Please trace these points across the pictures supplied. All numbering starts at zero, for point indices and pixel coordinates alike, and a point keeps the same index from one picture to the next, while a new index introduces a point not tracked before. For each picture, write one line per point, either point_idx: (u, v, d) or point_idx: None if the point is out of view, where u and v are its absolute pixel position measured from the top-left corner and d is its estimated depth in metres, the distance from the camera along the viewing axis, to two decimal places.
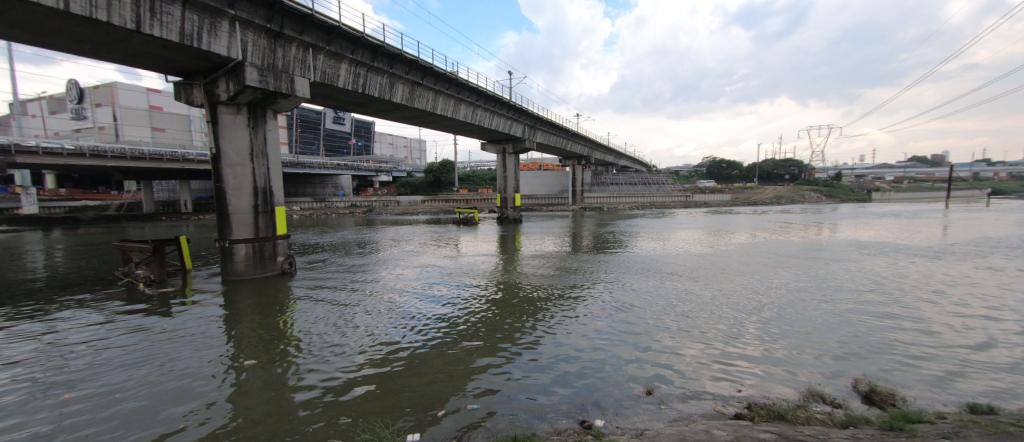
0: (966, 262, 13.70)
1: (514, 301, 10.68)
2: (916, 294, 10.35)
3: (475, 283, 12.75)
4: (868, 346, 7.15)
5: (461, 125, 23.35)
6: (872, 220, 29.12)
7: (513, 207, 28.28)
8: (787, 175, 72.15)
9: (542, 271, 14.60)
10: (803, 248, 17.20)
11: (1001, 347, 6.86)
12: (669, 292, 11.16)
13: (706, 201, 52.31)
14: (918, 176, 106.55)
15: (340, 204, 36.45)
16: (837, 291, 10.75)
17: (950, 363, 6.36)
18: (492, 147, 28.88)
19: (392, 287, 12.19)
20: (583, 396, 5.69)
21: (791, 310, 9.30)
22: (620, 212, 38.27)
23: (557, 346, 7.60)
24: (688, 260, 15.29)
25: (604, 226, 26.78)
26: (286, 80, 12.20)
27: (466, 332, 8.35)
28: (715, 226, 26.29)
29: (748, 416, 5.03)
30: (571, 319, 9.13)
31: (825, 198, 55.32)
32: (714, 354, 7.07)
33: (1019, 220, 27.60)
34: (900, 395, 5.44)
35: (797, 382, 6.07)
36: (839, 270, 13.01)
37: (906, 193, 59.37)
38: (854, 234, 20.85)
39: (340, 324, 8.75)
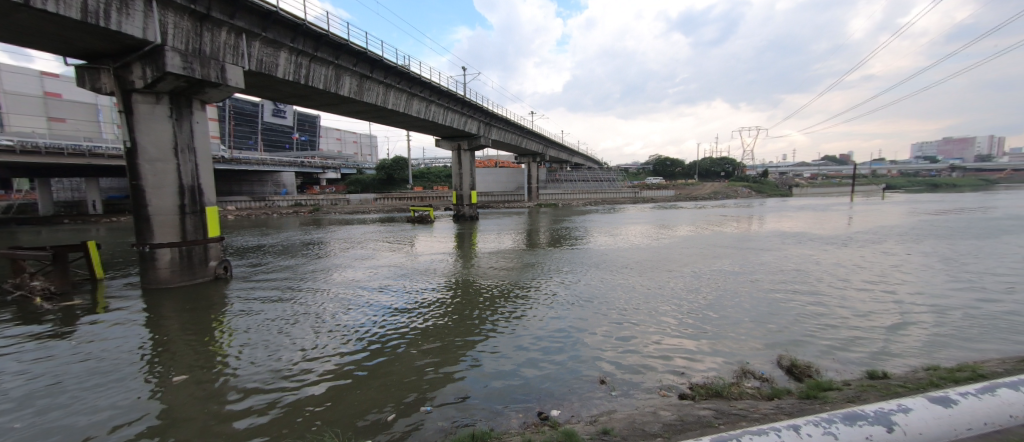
0: (864, 248, 15.84)
1: (471, 300, 10.61)
2: (827, 277, 11.77)
3: (431, 282, 12.52)
4: (788, 327, 8.01)
5: (414, 121, 22.72)
6: (791, 212, 32.57)
7: (470, 204, 28.12)
8: (722, 173, 78.57)
9: (499, 267, 14.70)
10: (735, 239, 18.82)
11: (890, 321, 8.02)
12: (617, 285, 11.74)
13: (653, 196, 55.43)
14: (830, 172, 120.72)
15: (283, 203, 34.09)
16: (763, 278, 11.92)
17: (854, 338, 7.30)
18: (448, 143, 28.41)
19: (342, 291, 11.62)
20: (540, 390, 5.81)
21: (725, 298, 10.12)
22: (575, 208, 39.52)
23: (515, 343, 7.68)
24: (635, 253, 16.19)
25: (559, 222, 27.48)
26: (216, 68, 11.12)
27: (424, 334, 8.16)
28: (660, 220, 28.00)
29: (690, 396, 5.42)
30: (528, 316, 9.29)
31: (755, 193, 61.05)
32: (659, 342, 7.55)
33: (904, 211, 32.40)
34: (815, 367, 6.14)
35: (732, 363, 6.62)
36: (764, 259, 14.40)
37: (819, 188, 67.20)
38: (776, 225, 23.24)
39: (285, 332, 8.16)
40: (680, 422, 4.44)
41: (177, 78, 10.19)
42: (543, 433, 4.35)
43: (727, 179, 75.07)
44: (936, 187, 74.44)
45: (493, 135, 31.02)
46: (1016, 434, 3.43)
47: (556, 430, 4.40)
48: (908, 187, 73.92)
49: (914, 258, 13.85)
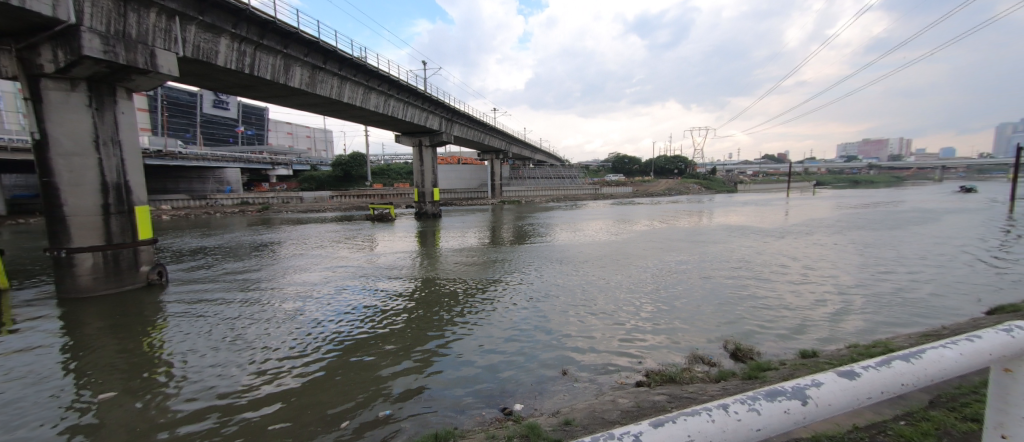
0: (798, 239, 17.39)
1: (434, 299, 10.39)
2: (766, 267, 12.79)
3: (391, 282, 12.17)
4: (732, 314, 8.64)
5: (372, 115, 21.91)
6: (735, 207, 35.04)
7: (432, 202, 27.62)
8: (676, 171, 82.94)
9: (462, 265, 14.55)
10: (685, 233, 19.94)
11: (818, 307, 8.87)
12: (578, 280, 12.04)
13: (612, 193, 57.43)
14: (770, 170, 131.03)
15: (227, 201, 31.70)
16: (710, 269, 12.74)
17: (788, 322, 8.00)
18: (409, 139, 27.70)
19: (294, 293, 10.98)
20: (502, 385, 5.85)
21: (677, 289, 10.72)
22: (538, 205, 40.08)
23: (478, 340, 7.65)
24: (594, 248, 16.71)
25: (523, 219, 27.79)
26: (144, 53, 10.06)
27: (384, 335, 7.91)
28: (619, 216, 29.08)
29: (646, 383, 5.68)
30: (490, 312, 9.30)
31: (705, 190, 65.08)
32: (618, 333, 7.83)
33: (832, 205, 35.81)
34: (756, 350, 6.70)
35: (684, 350, 7.04)
36: (711, 251, 15.39)
37: (761, 185, 72.76)
38: (722, 220, 24.87)
39: (230, 339, 7.58)
40: (636, 409, 4.64)
41: (97, 64, 9.13)
42: (506, 428, 4.38)
43: (680, 177, 79.21)
44: (857, 184, 83.19)
45: (455, 131, 30.61)
46: (917, 401, 3.92)
47: (519, 425, 4.44)
48: (835, 183, 81.85)
49: (838, 248, 15.42)
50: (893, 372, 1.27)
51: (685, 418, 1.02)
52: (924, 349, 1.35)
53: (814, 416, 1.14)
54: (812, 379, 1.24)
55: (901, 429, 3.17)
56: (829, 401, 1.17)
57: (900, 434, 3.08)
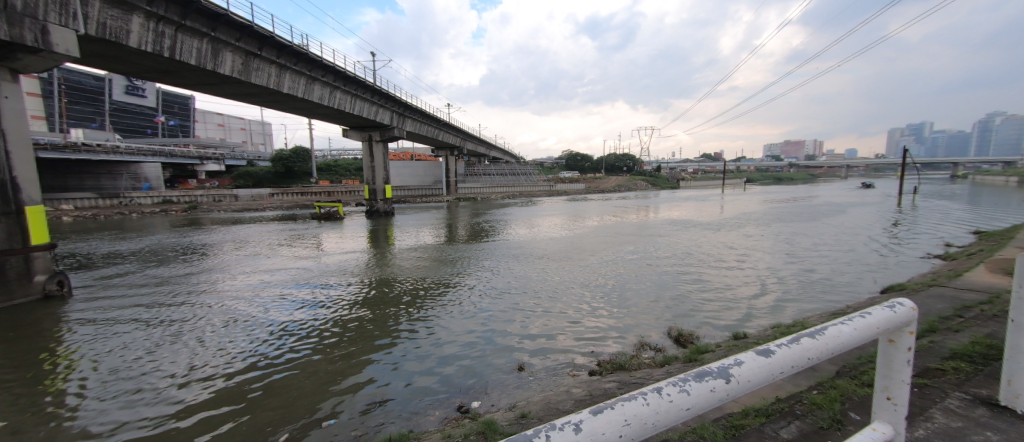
0: (732, 232, 18.96)
1: (387, 300, 10.05)
2: (704, 258, 13.81)
3: (341, 283, 11.58)
4: (675, 304, 9.23)
5: (316, 108, 20.61)
6: (678, 203, 37.24)
7: (384, 199, 26.55)
8: (625, 169, 86.86)
9: (417, 263, 14.21)
10: (632, 228, 20.84)
11: (749, 294, 9.73)
12: (533, 276, 12.22)
13: (566, 190, 58.77)
14: (709, 168, 141.32)
15: (146, 200, 28.32)
16: (656, 262, 13.52)
17: (722, 309, 8.70)
18: (358, 134, 26.42)
19: (230, 299, 10.09)
20: (457, 384, 5.82)
21: (625, 282, 11.24)
22: (494, 202, 40.14)
23: (434, 340, 7.54)
24: (549, 244, 17.09)
25: (479, 216, 27.64)
26: (34, 29, 8.58)
27: (333, 339, 7.53)
28: (572, 212, 29.81)
29: (598, 372, 5.92)
30: (446, 311, 9.20)
31: (651, 187, 68.96)
32: (572, 327, 8.06)
33: (761, 200, 39.46)
34: (696, 335, 7.24)
35: (633, 339, 7.39)
36: (655, 245, 16.25)
37: (701, 181, 78.47)
38: (666, 215, 26.28)
39: (153, 353, 6.82)
40: (589, 397, 4.79)
41: None
42: (462, 426, 4.33)
43: (628, 174, 82.74)
44: (781, 180, 92.24)
45: (408, 126, 29.65)
46: (827, 373, 4.42)
47: (476, 422, 4.41)
48: (763, 180, 90.40)
49: (765, 239, 17.03)
50: (800, 347, 1.40)
51: (622, 402, 1.02)
52: (824, 326, 1.50)
53: (734, 391, 1.22)
54: (735, 357, 1.31)
55: (813, 397, 3.56)
56: (750, 377, 1.25)
57: (812, 402, 3.47)
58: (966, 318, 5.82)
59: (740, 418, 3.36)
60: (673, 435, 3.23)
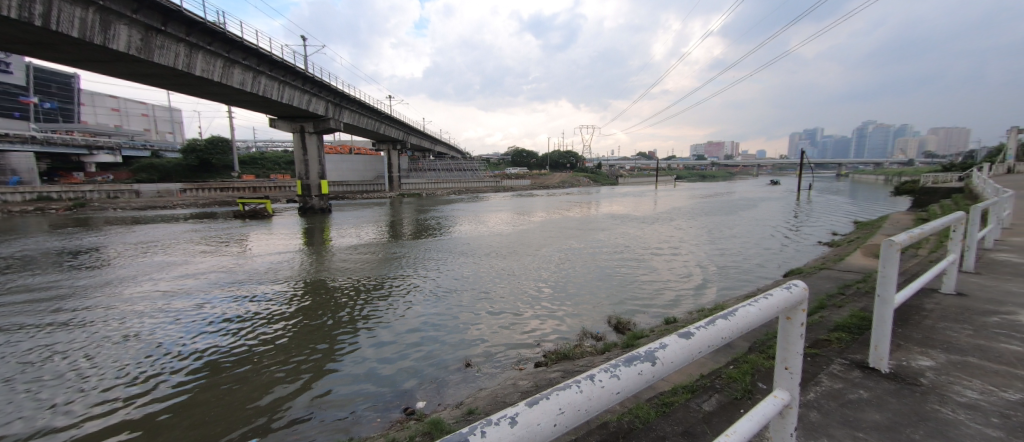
0: (665, 225, 20.49)
1: (325, 302, 9.41)
2: (640, 250, 14.78)
3: (272, 287, 10.61)
4: (615, 294, 9.74)
5: (238, 93, 18.52)
6: (617, 198, 39.20)
7: (319, 195, 24.72)
8: (569, 165, 90.01)
9: (359, 262, 13.49)
10: (576, 223, 21.59)
11: (678, 282, 10.60)
12: (481, 272, 12.19)
13: (512, 186, 59.28)
14: (645, 166, 150.92)
15: (17, 196, 23.66)
16: (597, 254, 14.18)
17: (656, 298, 9.35)
18: (288, 125, 24.32)
19: (130, 310, 8.73)
20: (404, 385, 5.64)
21: (569, 275, 11.68)
22: (440, 198, 39.30)
23: (376, 342, 7.22)
24: (497, 240, 17.18)
25: (425, 213, 26.96)
26: None
27: (262, 347, 6.87)
28: (518, 207, 30.20)
29: (544, 363, 6.06)
30: (392, 311, 8.84)
31: (592, 183, 72.16)
32: (518, 321, 8.16)
33: (689, 195, 43.26)
34: (632, 322, 7.71)
35: (576, 330, 7.67)
36: (596, 239, 16.97)
37: (637, 178, 83.65)
38: (606, 210, 27.51)
39: (23, 380, 5.69)
40: (534, 388, 4.87)
41: None
42: (408, 429, 4.20)
43: (570, 171, 85.24)
44: (705, 178, 101.07)
45: (346, 117, 27.85)
46: (741, 349, 4.95)
47: (422, 422, 4.30)
48: (691, 178, 98.85)
49: (692, 231, 18.65)
50: (715, 328, 1.54)
51: (557, 393, 1.03)
52: (735, 308, 1.67)
53: (659, 373, 1.30)
54: (662, 341, 1.40)
55: (729, 371, 3.95)
56: (673, 357, 1.34)
57: (729, 376, 3.84)
58: (846, 295, 6.88)
59: (669, 396, 3.61)
60: (611, 417, 3.37)
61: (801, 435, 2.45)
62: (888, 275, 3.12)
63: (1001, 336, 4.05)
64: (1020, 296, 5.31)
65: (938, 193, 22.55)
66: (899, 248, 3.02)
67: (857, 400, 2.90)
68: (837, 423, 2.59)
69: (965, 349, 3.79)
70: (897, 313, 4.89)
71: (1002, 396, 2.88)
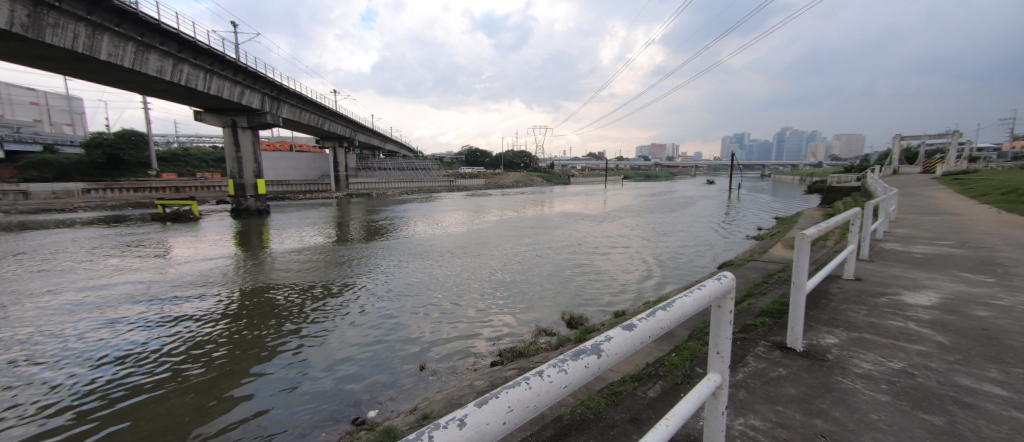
0: (613, 223, 21.47)
1: (264, 310, 8.70)
2: (591, 247, 15.34)
3: (200, 296, 9.59)
4: (567, 291, 10.03)
5: (155, 82, 16.51)
6: (569, 197, 40.33)
7: (255, 196, 22.75)
8: (522, 165, 91.05)
9: (303, 266, 12.66)
10: (530, 222, 21.95)
11: (627, 278, 11.13)
12: (436, 273, 11.95)
13: (465, 186, 58.70)
14: (595, 166, 156.97)
15: None
16: (551, 253, 14.52)
17: (607, 293, 9.75)
18: (218, 118, 22.12)
19: (16, 331, 7.43)
20: (355, 394, 5.39)
21: (523, 273, 11.85)
22: (392, 198, 37.96)
23: (323, 350, 6.81)
24: (452, 240, 16.98)
25: (375, 213, 25.91)
26: None
27: (189, 364, 6.17)
28: (473, 207, 30.13)
29: (499, 362, 6.06)
30: (341, 317, 8.39)
31: (545, 182, 73.61)
32: (473, 322, 8.10)
33: (635, 194, 45.66)
34: (585, 318, 7.97)
35: (531, 327, 7.79)
36: (548, 238, 17.33)
37: (587, 178, 86.61)
38: (559, 209, 28.26)
39: None
40: (489, 388, 4.87)
41: None
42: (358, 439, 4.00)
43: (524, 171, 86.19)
44: (649, 178, 107.44)
45: (284, 112, 25.86)
46: (681, 337, 5.30)
47: (374, 432, 4.12)
48: (638, 177, 104.40)
49: (638, 228, 19.73)
50: (655, 319, 1.63)
51: (506, 391, 1.03)
52: (673, 299, 1.77)
53: (604, 365, 1.35)
54: (607, 334, 1.45)
55: (671, 358, 4.22)
56: (617, 350, 1.41)
57: (671, 362, 4.10)
58: (768, 283, 7.67)
59: (618, 385, 3.78)
60: (564, 410, 3.43)
61: (731, 412, 2.67)
62: (801, 263, 3.51)
63: (887, 314, 4.73)
64: (902, 279, 6.25)
65: (841, 191, 25.87)
66: (809, 241, 3.41)
67: (778, 377, 3.24)
68: (761, 399, 2.86)
69: (862, 326, 4.38)
70: (811, 297, 5.51)
71: (889, 365, 3.37)
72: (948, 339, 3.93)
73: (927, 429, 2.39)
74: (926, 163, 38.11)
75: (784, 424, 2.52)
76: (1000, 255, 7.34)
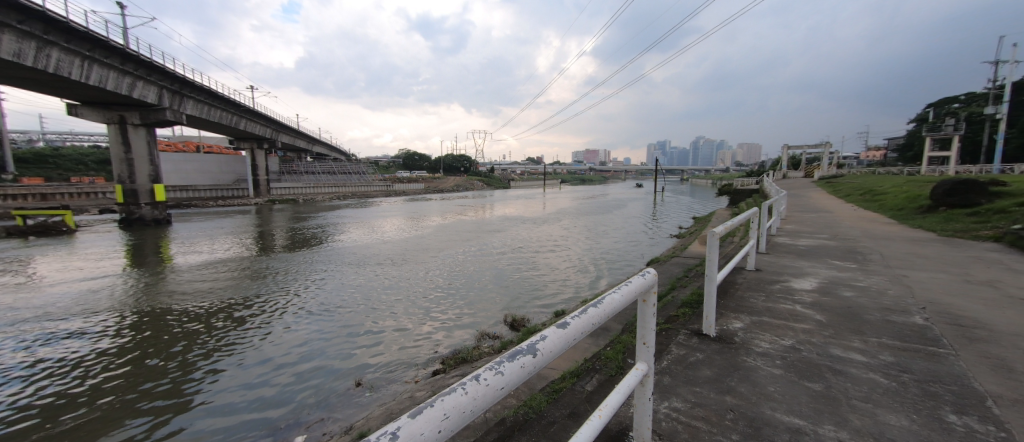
0: (552, 225, 22.22)
1: (165, 334, 7.53)
2: (533, 250, 15.70)
3: (78, 324, 8.02)
4: (510, 295, 10.16)
5: (14, 69, 13.63)
6: (510, 200, 41.07)
7: (151, 203, 19.70)
8: (463, 169, 90.72)
9: (217, 281, 11.26)
10: (472, 226, 21.95)
11: (566, 278, 11.57)
12: (372, 282, 11.35)
13: (404, 190, 56.88)
14: (534, 170, 161.55)
15: None
16: (494, 257, 14.61)
17: (548, 295, 10.03)
18: (102, 113, 18.81)
19: None
20: (284, 418, 4.92)
21: (464, 278, 11.74)
22: (322, 204, 35.47)
23: (244, 372, 6.12)
24: (390, 247, 16.33)
25: (303, 220, 23.99)
26: None
27: (70, 404, 5.18)
28: (412, 212, 29.33)
29: (442, 370, 5.90)
30: (266, 335, 7.63)
31: (486, 186, 74.05)
32: (415, 331, 7.84)
33: (573, 197, 47.86)
34: (527, 319, 8.11)
35: (473, 332, 7.74)
36: (489, 242, 17.33)
37: (527, 182, 88.74)
38: (500, 212, 28.65)
39: None
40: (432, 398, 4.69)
41: None
42: None
43: (465, 174, 86.02)
44: (585, 182, 113.19)
45: (188, 108, 22.83)
46: (615, 332, 5.60)
47: None
48: (575, 181, 109.44)
49: (576, 229, 20.68)
50: (587, 315, 1.72)
51: (442, 398, 1.02)
52: (604, 296, 1.89)
53: (539, 363, 1.40)
54: (542, 333, 1.51)
55: (606, 352, 4.45)
56: (552, 347, 1.47)
57: (606, 356, 4.33)
58: (689, 277, 8.47)
59: (558, 383, 3.88)
60: (506, 413, 3.42)
61: (657, 397, 2.89)
62: (712, 257, 3.95)
63: (781, 299, 5.49)
64: (791, 268, 7.33)
65: (743, 193, 29.65)
66: (717, 237, 3.84)
67: (696, 361, 3.58)
68: (683, 382, 3.14)
69: (761, 310, 5.05)
70: (723, 287, 6.17)
71: (782, 343, 3.92)
72: (824, 317, 4.69)
73: (810, 395, 2.83)
74: (807, 168, 45.16)
75: (700, 403, 2.79)
76: (859, 245, 8.95)
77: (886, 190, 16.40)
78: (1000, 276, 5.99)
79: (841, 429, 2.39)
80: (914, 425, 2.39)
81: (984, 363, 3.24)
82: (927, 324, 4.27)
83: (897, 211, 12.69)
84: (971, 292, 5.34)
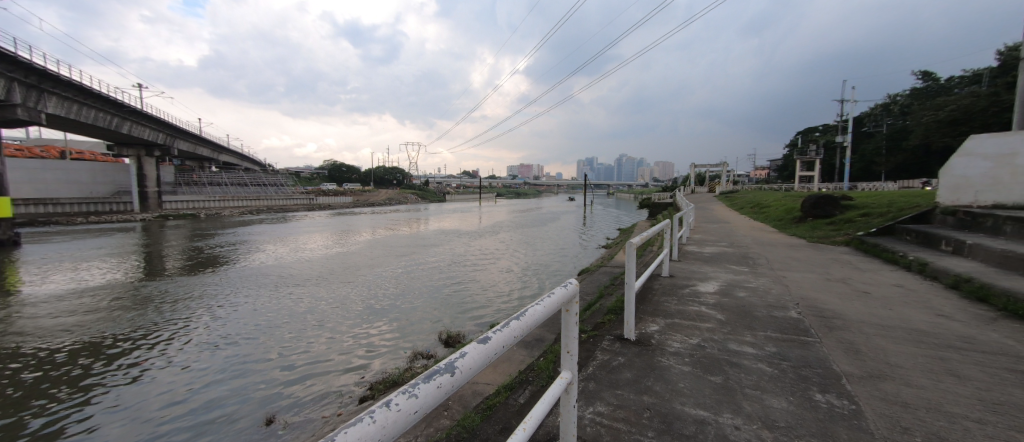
0: (488, 238, 22.23)
1: (8, 384, 5.99)
2: (469, 264, 15.56)
3: None
4: (444, 310, 9.93)
5: None
6: (446, 214, 40.46)
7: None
8: (395, 181, 86.87)
9: (88, 314, 9.33)
10: (404, 241, 21.12)
11: (503, 291, 11.65)
12: (290, 305, 10.31)
13: (331, 204, 53.05)
14: (472, 185, 160.84)
15: None
16: (429, 272, 14.21)
17: (484, 308, 10.02)
18: None
19: None
20: None
21: (396, 296, 11.22)
22: (229, 219, 31.61)
23: (124, 424, 5.13)
24: (313, 265, 15.07)
25: (206, 238, 21.05)
26: None
27: None
28: (340, 227, 27.48)
29: (370, 395, 5.50)
30: (155, 374, 6.49)
31: (421, 201, 71.81)
32: (339, 356, 7.25)
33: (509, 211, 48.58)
34: (463, 334, 7.97)
35: (404, 353, 7.39)
36: (423, 257, 16.77)
37: (464, 196, 87.90)
38: (435, 226, 27.99)
39: None
40: None
41: None
42: None
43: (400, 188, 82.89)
44: (521, 196, 115.90)
45: (47, 105, 19.00)
46: (547, 342, 5.72)
47: None
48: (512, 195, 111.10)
49: (511, 242, 20.93)
50: (509, 329, 1.73)
51: (345, 430, 0.87)
52: (527, 308, 1.92)
53: (458, 381, 1.38)
54: (462, 350, 1.49)
55: (539, 363, 4.52)
56: (471, 364, 1.47)
57: (539, 367, 4.38)
58: (615, 285, 9.03)
59: (492, 399, 3.83)
60: (437, 435, 3.28)
61: (583, 403, 3.01)
62: (629, 266, 4.25)
63: (690, 301, 6.10)
64: (698, 273, 8.21)
65: (660, 206, 32.65)
66: (635, 247, 4.17)
67: (619, 364, 3.81)
68: (606, 387, 3.30)
69: (674, 313, 5.55)
70: (643, 294, 6.66)
71: (690, 342, 4.34)
72: (724, 316, 5.31)
73: (712, 387, 3.17)
74: (711, 184, 51.35)
75: (621, 405, 2.96)
76: (751, 251, 10.34)
77: (770, 203, 19.30)
78: (850, 273, 7.35)
79: (736, 415, 2.71)
80: (791, 406, 2.79)
81: (840, 348, 3.91)
82: (800, 317, 5.06)
83: (778, 221, 14.94)
84: (831, 288, 6.46)
